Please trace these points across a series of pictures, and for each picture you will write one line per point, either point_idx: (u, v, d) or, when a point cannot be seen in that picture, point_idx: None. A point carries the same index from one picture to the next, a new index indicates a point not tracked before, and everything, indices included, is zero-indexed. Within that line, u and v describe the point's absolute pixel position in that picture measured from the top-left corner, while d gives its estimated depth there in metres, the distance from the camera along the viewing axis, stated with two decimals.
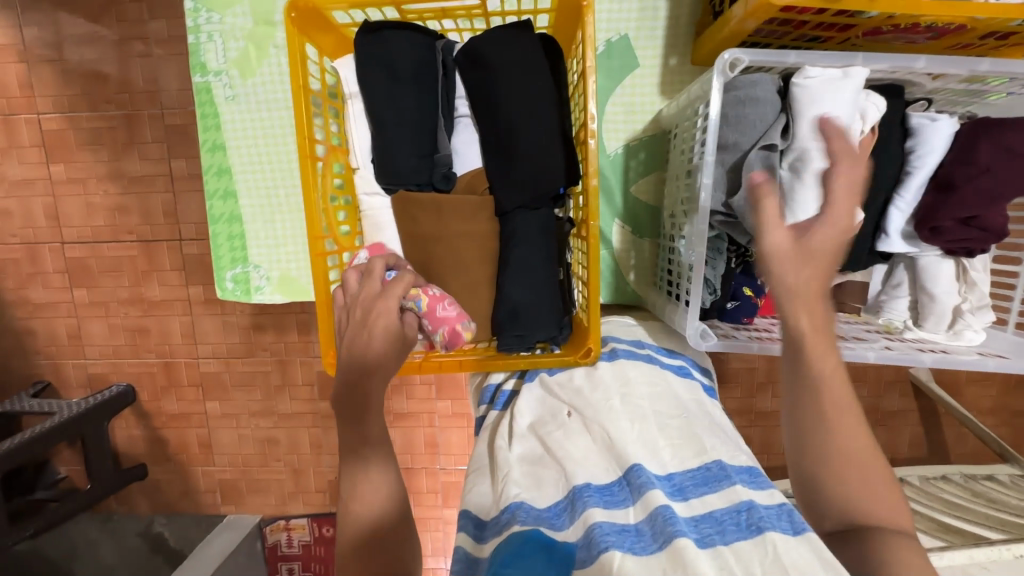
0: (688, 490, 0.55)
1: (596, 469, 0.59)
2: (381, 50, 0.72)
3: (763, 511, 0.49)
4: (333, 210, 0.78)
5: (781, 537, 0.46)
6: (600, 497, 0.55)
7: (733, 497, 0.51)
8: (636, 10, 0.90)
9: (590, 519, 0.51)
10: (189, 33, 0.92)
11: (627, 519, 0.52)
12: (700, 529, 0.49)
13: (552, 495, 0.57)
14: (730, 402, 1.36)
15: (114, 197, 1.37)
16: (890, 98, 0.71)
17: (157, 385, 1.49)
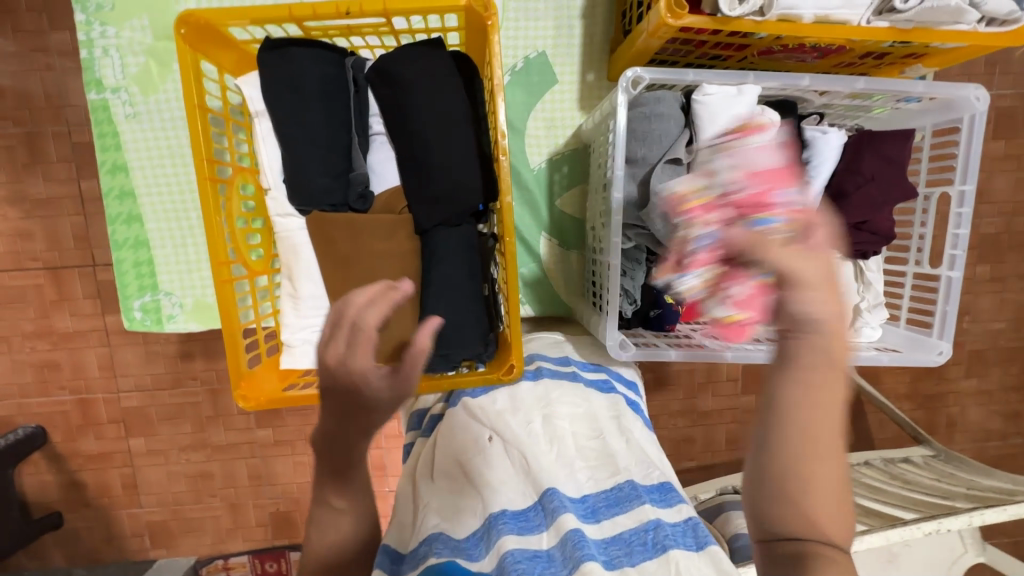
0: (601, 512, 0.57)
1: (511, 495, 0.59)
2: (286, 68, 0.70)
3: (669, 530, 0.54)
4: (242, 233, 0.74)
5: (683, 555, 0.51)
6: (515, 524, 0.56)
7: (642, 517, 0.55)
8: (553, 28, 0.92)
9: (503, 548, 0.52)
10: (81, 46, 0.86)
11: (540, 544, 0.53)
12: (609, 552, 0.52)
13: (469, 526, 0.57)
14: (674, 404, 1.40)
15: (14, 222, 1.23)
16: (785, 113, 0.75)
17: (72, 424, 1.36)
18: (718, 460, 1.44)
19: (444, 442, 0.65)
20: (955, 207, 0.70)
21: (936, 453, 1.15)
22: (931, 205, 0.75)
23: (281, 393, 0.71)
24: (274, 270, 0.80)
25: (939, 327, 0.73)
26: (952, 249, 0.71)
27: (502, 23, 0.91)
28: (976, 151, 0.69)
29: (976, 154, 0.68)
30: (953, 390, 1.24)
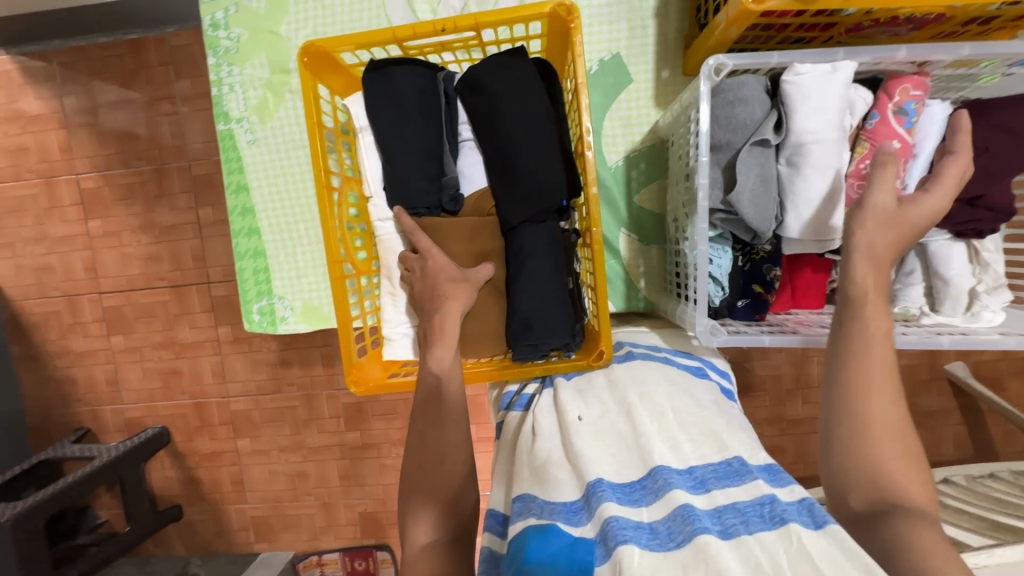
0: (711, 483, 0.54)
1: (612, 468, 0.58)
2: (387, 85, 0.77)
3: (785, 505, 0.49)
4: (350, 236, 0.82)
5: (805, 529, 0.46)
6: (617, 493, 0.54)
7: (756, 491, 0.51)
8: (626, 30, 0.95)
9: (604, 514, 0.51)
10: (213, 86, 1.00)
11: (642, 516, 0.52)
12: (724, 521, 0.49)
13: (569, 494, 0.57)
14: (759, 412, 1.35)
15: (147, 246, 1.47)
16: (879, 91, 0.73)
17: (190, 425, 1.54)
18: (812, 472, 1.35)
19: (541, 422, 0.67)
20: None
21: None
22: None
23: (386, 380, 0.79)
24: (375, 269, 0.87)
25: None
26: None
27: None
28: None
29: None
30: None
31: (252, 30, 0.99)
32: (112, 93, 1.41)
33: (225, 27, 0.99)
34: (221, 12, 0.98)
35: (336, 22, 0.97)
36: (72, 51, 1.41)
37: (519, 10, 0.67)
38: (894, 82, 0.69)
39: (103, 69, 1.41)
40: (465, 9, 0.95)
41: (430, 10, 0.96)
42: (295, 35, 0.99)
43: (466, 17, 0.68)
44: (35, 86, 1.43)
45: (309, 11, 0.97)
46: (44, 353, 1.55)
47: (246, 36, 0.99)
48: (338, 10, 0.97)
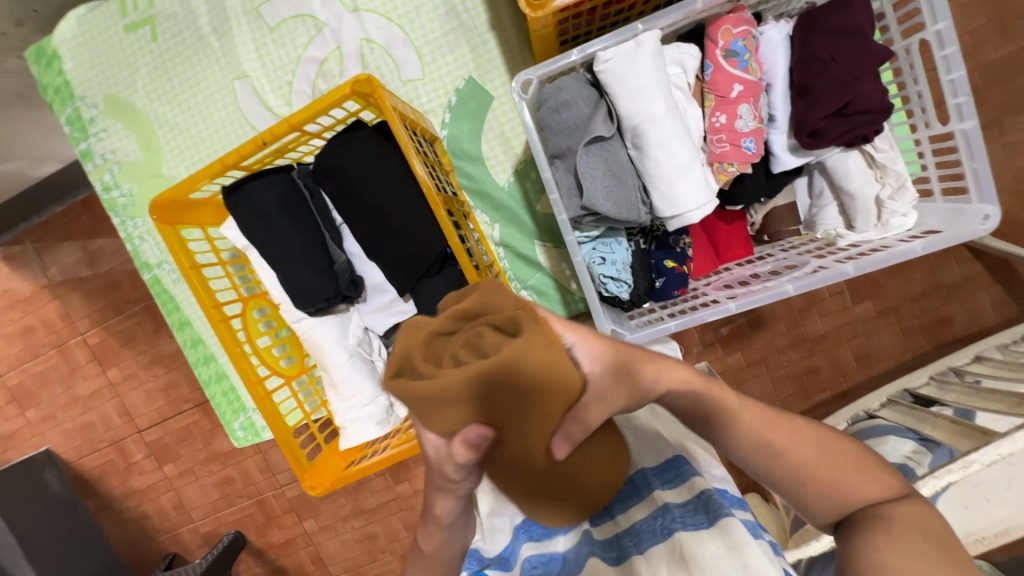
0: (614, 504, 0.55)
1: (527, 506, 0.61)
2: (247, 204, 0.79)
3: (674, 513, 0.50)
4: (269, 348, 0.85)
5: (688, 536, 0.47)
6: (535, 530, 0.58)
7: (652, 506, 0.52)
8: (470, 52, 0.93)
9: (522, 555, 0.57)
10: (126, 242, 1.06)
11: (557, 547, 0.56)
12: (620, 546, 0.52)
13: (501, 539, 0.60)
14: (780, 340, 1.31)
15: (163, 376, 1.56)
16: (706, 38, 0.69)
17: (258, 522, 1.64)
18: (854, 382, 1.29)
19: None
20: (937, 51, 0.60)
21: None
22: (917, 59, 0.65)
23: (344, 471, 0.82)
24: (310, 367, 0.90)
25: (976, 189, 0.63)
26: (954, 97, 0.61)
27: (424, 71, 0.95)
28: None
29: None
30: None
31: (140, 181, 1.03)
32: (83, 251, 1.51)
33: (116, 186, 1.04)
34: (108, 175, 1.03)
35: (209, 145, 1.01)
36: (36, 230, 1.52)
37: (325, 99, 0.68)
38: (714, 28, 0.65)
39: (68, 235, 1.51)
40: (317, 88, 0.97)
41: (286, 102, 0.98)
42: (177, 170, 1.03)
43: (281, 123, 0.70)
44: (19, 271, 1.55)
45: (183, 143, 1.01)
46: (114, 499, 1.68)
47: (137, 187, 1.04)
48: (207, 132, 1.01)
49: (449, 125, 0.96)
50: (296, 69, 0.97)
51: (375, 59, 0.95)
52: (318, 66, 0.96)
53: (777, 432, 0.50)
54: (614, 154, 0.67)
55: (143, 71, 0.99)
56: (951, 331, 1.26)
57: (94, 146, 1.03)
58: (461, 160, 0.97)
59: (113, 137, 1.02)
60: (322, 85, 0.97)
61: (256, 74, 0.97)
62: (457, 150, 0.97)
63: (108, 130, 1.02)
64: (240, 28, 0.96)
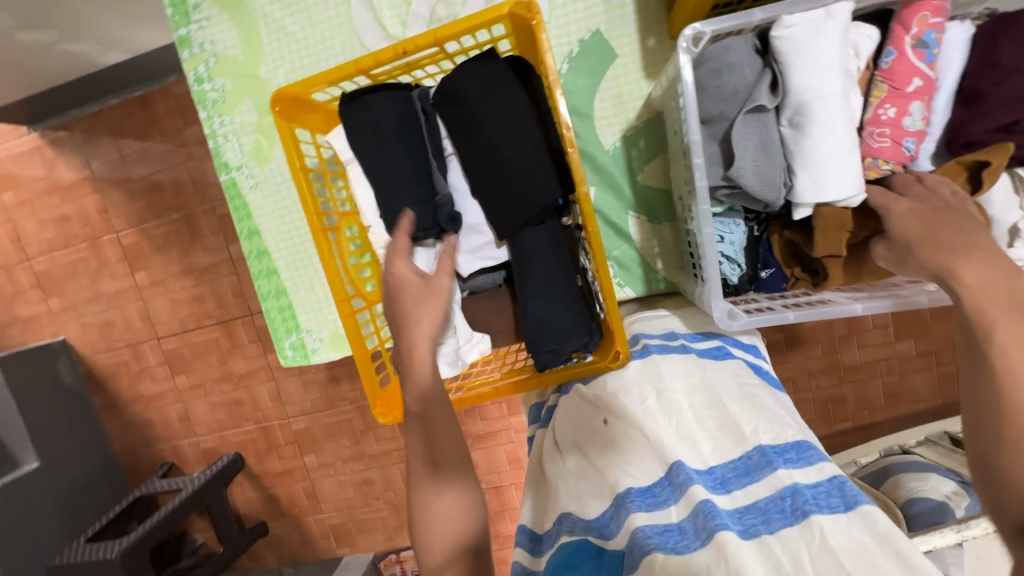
0: (732, 482, 0.58)
1: (631, 474, 0.62)
2: (365, 115, 0.76)
3: (806, 494, 0.52)
4: (355, 269, 0.83)
5: (825, 520, 0.50)
6: (644, 500, 0.59)
7: (777, 485, 0.54)
8: (602, 3, 0.89)
9: (632, 525, 0.56)
10: (209, 139, 1.03)
11: (669, 518, 0.56)
12: (745, 521, 0.53)
13: (598, 506, 0.62)
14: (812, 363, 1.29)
15: (192, 289, 1.55)
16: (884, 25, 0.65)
17: (260, 448, 1.65)
18: (878, 418, 1.29)
19: (564, 424, 0.72)
20: None
21: None
22: None
23: None
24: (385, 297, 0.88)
25: None
26: None
27: (550, 14, 0.91)
28: None
29: None
30: None
31: (234, 78, 1.00)
32: (132, 147, 1.48)
33: (209, 79, 1.01)
34: (202, 66, 1.00)
35: (311, 55, 0.97)
36: (89, 118, 1.49)
37: (477, 18, 0.64)
38: (912, 12, 0.61)
39: (121, 128, 1.47)
40: (434, 14, 0.94)
41: (400, 23, 0.94)
42: (274, 74, 0.99)
43: (425, 35, 0.66)
44: (64, 156, 1.52)
45: (285, 47, 0.98)
46: (121, 400, 1.68)
47: (229, 84, 1.01)
48: (311, 40, 0.97)
49: (565, 76, 0.92)
50: None
51: None
52: None
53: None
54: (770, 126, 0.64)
55: None
56: None
57: (194, 34, 0.99)
58: (569, 114, 0.94)
59: (214, 27, 0.99)
60: (440, 11, 0.93)
61: None
62: (568, 103, 0.93)
63: (210, 20, 0.98)
64: None
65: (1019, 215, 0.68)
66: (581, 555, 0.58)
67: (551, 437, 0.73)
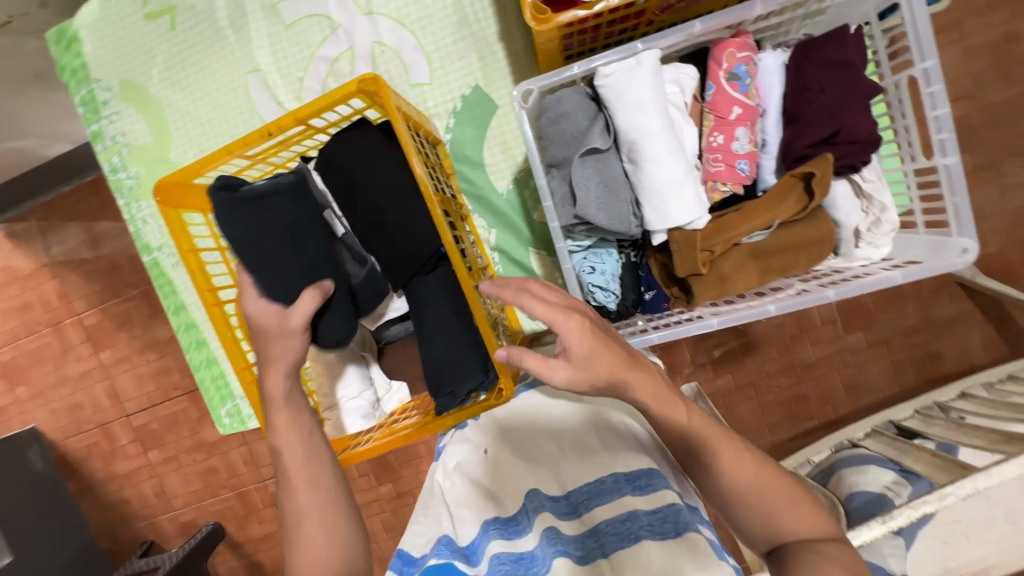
0: (583, 505, 0.62)
1: (502, 504, 0.66)
2: (261, 222, 0.70)
3: (643, 520, 0.56)
4: (260, 336, 0.87)
5: (653, 543, 0.53)
6: (506, 529, 0.62)
7: (619, 509, 0.58)
8: (478, 61, 0.96)
9: (491, 551, 0.59)
10: (129, 223, 1.08)
11: (525, 546, 0.59)
12: (586, 546, 0.58)
13: (468, 532, 0.63)
14: (770, 364, 1.31)
15: (155, 362, 1.57)
16: (703, 63, 0.71)
17: (238, 514, 1.64)
18: (843, 413, 1.29)
19: (453, 453, 0.74)
20: (924, 88, 0.62)
21: None
22: (906, 93, 0.67)
23: None
24: None
25: (955, 223, 0.64)
26: (938, 133, 0.62)
27: (432, 75, 0.97)
28: (924, 20, 0.60)
29: (923, 24, 0.60)
30: None
31: (147, 165, 1.05)
32: (87, 231, 1.52)
33: (124, 168, 1.06)
34: (116, 156, 1.06)
35: (219, 135, 1.03)
36: (44, 208, 1.54)
37: (330, 96, 0.70)
38: (719, 50, 0.68)
39: (74, 215, 1.53)
40: (327, 85, 1.00)
41: (296, 98, 1.00)
42: (185, 157, 1.05)
43: (287, 116, 0.71)
44: (22, 247, 1.56)
45: (193, 131, 1.04)
46: (96, 482, 1.68)
47: (143, 171, 1.06)
48: (217, 121, 1.03)
49: (453, 130, 0.98)
50: (308, 67, 0.99)
51: (385, 61, 0.98)
52: (331, 65, 0.99)
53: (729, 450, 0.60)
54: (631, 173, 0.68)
55: (159, 59, 1.02)
56: (938, 368, 1.27)
57: (106, 128, 1.05)
58: (462, 164, 0.99)
59: (125, 120, 1.05)
60: (333, 83, 1.00)
61: (270, 69, 1.00)
62: (459, 154, 0.99)
63: (120, 114, 1.04)
64: (256, 24, 0.98)
65: (858, 218, 0.73)
66: None
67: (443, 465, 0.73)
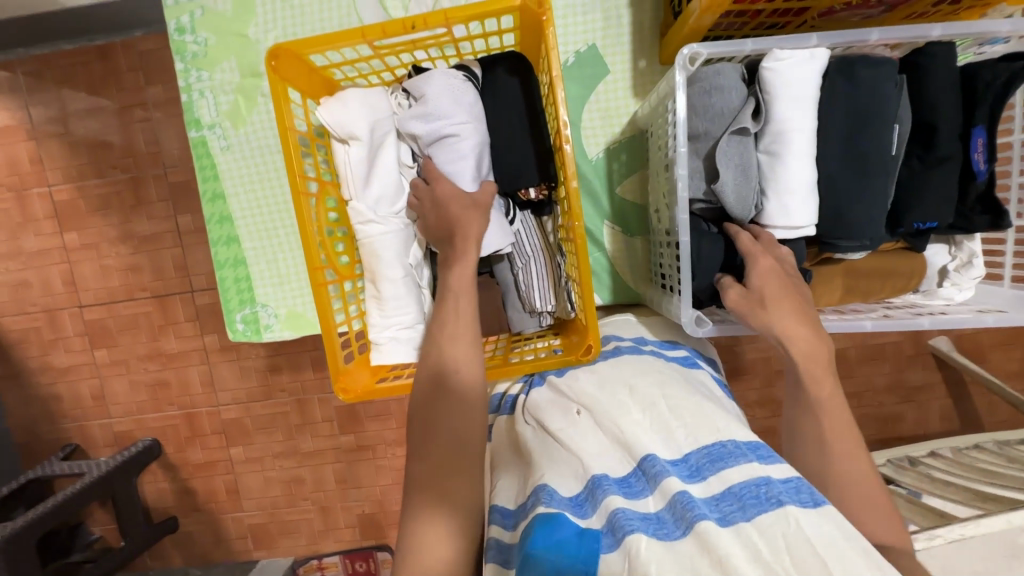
0: (706, 469, 0.54)
1: (609, 461, 0.58)
2: (853, 99, 0.65)
3: (779, 486, 0.49)
4: (330, 242, 0.81)
5: (801, 511, 0.46)
6: (619, 488, 0.54)
7: (750, 472, 0.51)
8: (601, 20, 0.93)
9: (610, 506, 0.51)
10: (182, 92, 0.98)
11: (648, 508, 0.51)
12: (722, 509, 0.49)
13: (574, 486, 0.56)
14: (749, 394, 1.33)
15: (127, 257, 1.44)
16: (940, 62, 0.65)
17: (181, 435, 1.53)
18: None
19: (539, 410, 0.67)
20: None
21: None
22: None
23: (375, 385, 0.78)
24: (358, 275, 0.86)
25: None
26: None
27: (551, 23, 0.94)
28: None
29: None
30: None
31: (220, 34, 0.96)
32: (80, 99, 1.36)
33: (191, 31, 0.96)
34: (186, 16, 0.96)
35: (306, 24, 0.95)
36: (36, 61, 1.36)
37: (489, 6, 0.66)
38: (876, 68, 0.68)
39: (70, 78, 1.36)
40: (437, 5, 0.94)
41: (402, 7, 0.94)
42: (264, 37, 0.96)
43: (436, 14, 0.67)
44: None
45: (278, 11, 0.95)
46: (28, 371, 1.52)
47: (213, 40, 0.96)
48: (305, 11, 0.95)
49: (558, 83, 0.95)
50: None
51: None
52: None
53: (850, 443, 0.59)
54: (958, 75, 0.66)
55: None
56: (898, 428, 1.34)
57: None
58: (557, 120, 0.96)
59: None
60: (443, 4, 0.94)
61: None
62: None
63: None
64: None
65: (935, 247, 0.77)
66: (555, 531, 0.49)
67: (531, 419, 0.66)
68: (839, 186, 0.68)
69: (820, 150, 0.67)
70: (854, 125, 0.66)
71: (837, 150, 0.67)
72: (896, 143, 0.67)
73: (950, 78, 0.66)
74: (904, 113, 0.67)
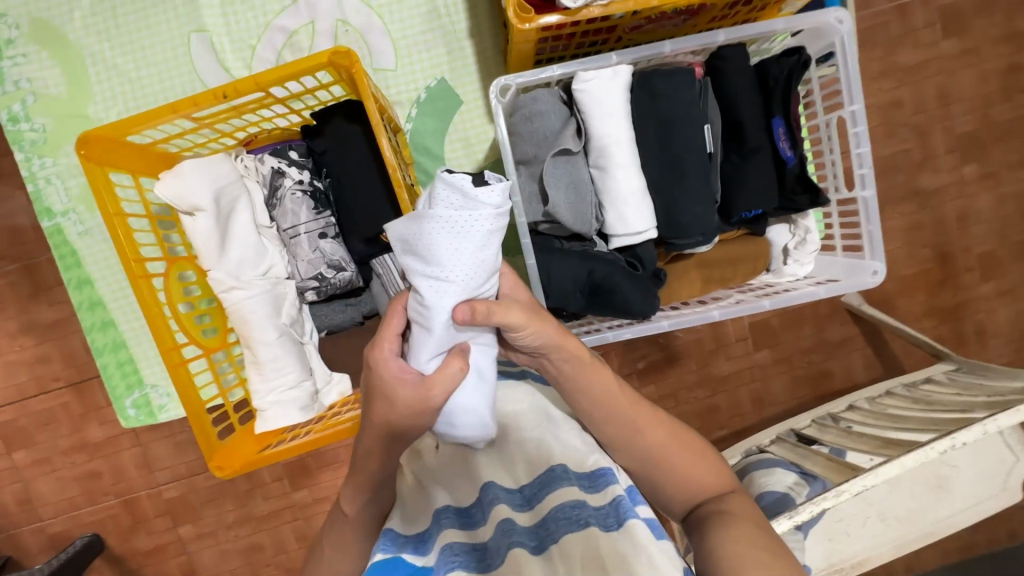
0: (536, 498, 0.58)
1: (458, 492, 0.62)
2: (659, 108, 0.69)
3: (590, 509, 0.53)
4: (189, 318, 0.80)
5: (603, 531, 0.51)
6: (459, 518, 0.60)
7: (568, 497, 0.55)
8: (445, 54, 0.95)
9: (443, 543, 0.57)
10: (27, 182, 0.94)
11: (478, 537, 0.57)
12: (540, 536, 0.54)
13: (420, 525, 0.60)
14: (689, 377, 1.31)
15: (32, 348, 1.26)
16: (733, 62, 0.71)
17: (122, 526, 1.36)
18: (748, 423, 1.30)
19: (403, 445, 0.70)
20: (852, 127, 0.71)
21: (957, 366, 1.13)
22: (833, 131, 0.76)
23: (258, 454, 0.77)
24: (232, 343, 0.85)
25: (869, 247, 0.74)
26: (860, 169, 0.72)
27: (397, 62, 0.95)
28: (853, 71, 0.70)
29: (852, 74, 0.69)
30: (973, 297, 1.22)
31: (58, 118, 0.93)
32: None
33: (26, 118, 0.93)
34: (18, 104, 0.92)
35: (150, 95, 0.93)
36: None
37: (300, 65, 0.67)
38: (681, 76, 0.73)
39: None
40: (282, 58, 0.94)
41: (244, 66, 0.93)
42: (106, 114, 0.94)
43: (247, 80, 0.67)
44: None
45: (117, 86, 0.93)
46: None
47: (51, 124, 0.93)
48: (147, 81, 0.93)
49: (414, 120, 0.97)
50: (262, 36, 0.93)
51: (348, 42, 0.94)
52: (287, 37, 0.93)
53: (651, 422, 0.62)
54: (753, 72, 0.71)
55: (84, 2, 0.91)
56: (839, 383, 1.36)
57: (7, 70, 0.92)
58: (421, 155, 0.97)
59: (33, 64, 0.92)
60: (288, 56, 0.94)
61: (217, 31, 0.93)
62: (419, 143, 0.97)
63: (28, 56, 0.92)
64: None
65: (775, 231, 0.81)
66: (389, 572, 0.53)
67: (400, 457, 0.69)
68: (664, 189, 0.71)
69: (642, 158, 0.71)
70: (666, 131, 0.70)
71: (655, 156, 0.71)
72: (711, 140, 0.71)
73: (746, 76, 0.71)
74: (712, 113, 0.71)
